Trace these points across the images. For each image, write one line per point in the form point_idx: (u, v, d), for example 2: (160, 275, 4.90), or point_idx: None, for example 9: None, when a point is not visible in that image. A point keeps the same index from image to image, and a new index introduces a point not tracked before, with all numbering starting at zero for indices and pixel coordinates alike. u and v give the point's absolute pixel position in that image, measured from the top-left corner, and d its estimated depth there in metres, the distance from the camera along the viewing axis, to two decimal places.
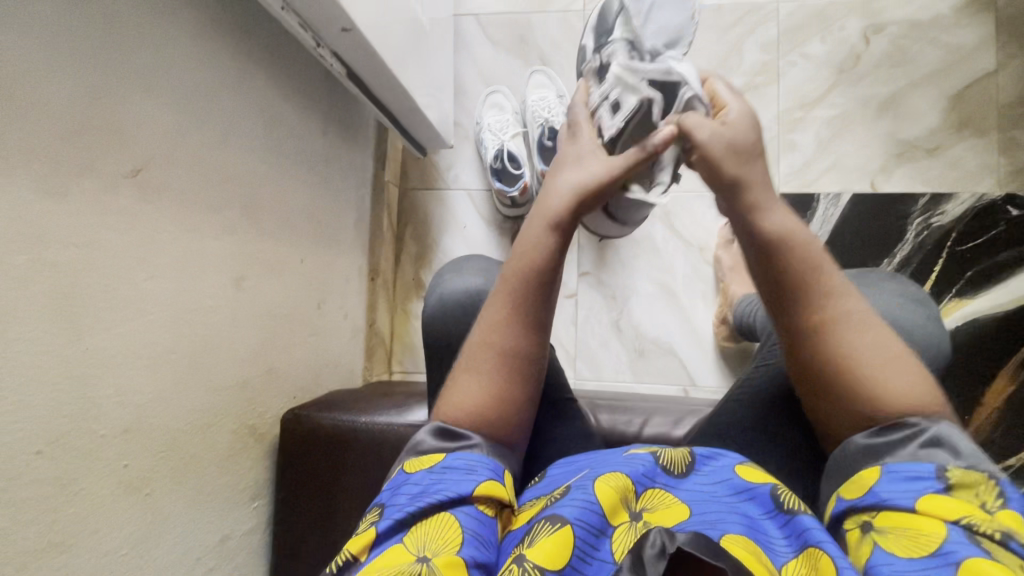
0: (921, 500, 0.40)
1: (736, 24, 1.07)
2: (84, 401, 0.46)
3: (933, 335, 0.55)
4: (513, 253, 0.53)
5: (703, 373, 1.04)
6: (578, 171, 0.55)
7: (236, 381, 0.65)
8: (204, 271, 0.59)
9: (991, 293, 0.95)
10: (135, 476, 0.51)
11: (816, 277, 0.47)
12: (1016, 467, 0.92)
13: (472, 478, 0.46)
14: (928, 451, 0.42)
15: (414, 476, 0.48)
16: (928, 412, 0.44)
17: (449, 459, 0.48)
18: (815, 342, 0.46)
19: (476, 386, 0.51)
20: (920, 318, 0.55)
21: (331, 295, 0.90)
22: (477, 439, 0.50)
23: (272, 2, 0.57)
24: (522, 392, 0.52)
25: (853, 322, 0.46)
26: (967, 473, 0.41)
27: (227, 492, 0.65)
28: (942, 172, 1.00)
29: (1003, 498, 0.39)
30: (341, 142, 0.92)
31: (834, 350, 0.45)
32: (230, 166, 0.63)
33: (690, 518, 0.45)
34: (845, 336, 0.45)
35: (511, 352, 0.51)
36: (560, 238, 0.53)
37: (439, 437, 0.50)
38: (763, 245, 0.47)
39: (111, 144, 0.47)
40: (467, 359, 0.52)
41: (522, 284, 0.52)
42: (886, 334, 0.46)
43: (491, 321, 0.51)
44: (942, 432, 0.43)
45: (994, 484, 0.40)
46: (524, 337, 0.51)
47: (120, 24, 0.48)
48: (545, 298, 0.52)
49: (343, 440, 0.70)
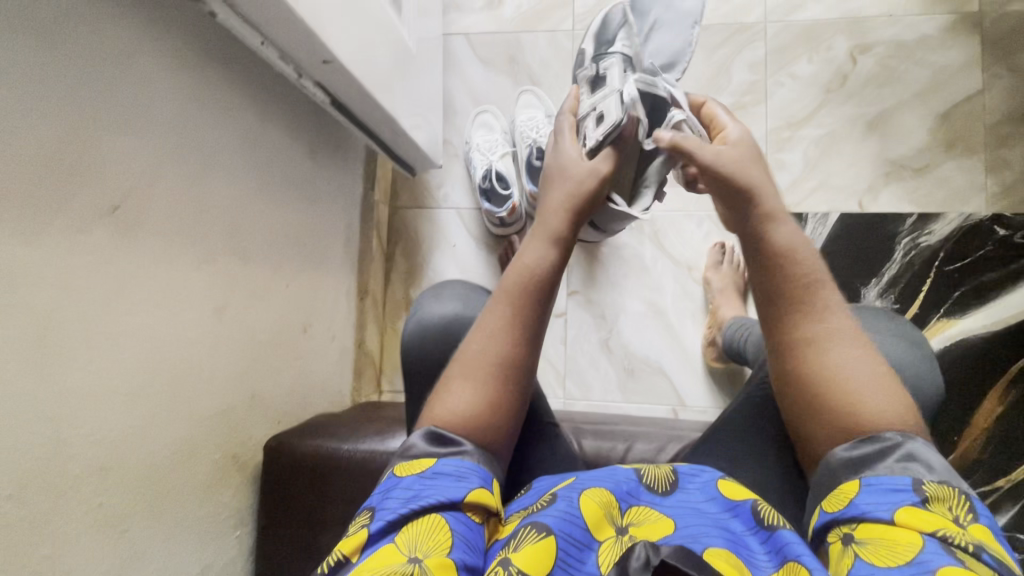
0: (898, 513, 0.39)
1: (723, 44, 1.08)
2: (58, 442, 0.46)
3: (924, 374, 0.54)
4: (512, 269, 0.55)
5: (692, 395, 1.04)
6: (564, 184, 0.60)
7: (218, 410, 0.65)
8: (183, 303, 0.59)
9: (980, 314, 0.95)
10: (112, 513, 0.51)
11: (813, 291, 0.49)
12: (1005, 488, 0.91)
13: (462, 485, 0.45)
14: (904, 465, 0.42)
15: (404, 480, 0.46)
16: (904, 428, 0.44)
17: (440, 464, 0.46)
18: (803, 349, 0.48)
19: (466, 392, 0.50)
20: (904, 356, 0.55)
21: (318, 317, 0.90)
22: (468, 446, 0.48)
23: (249, 37, 0.60)
24: (513, 406, 0.51)
25: (845, 336, 0.47)
26: (941, 488, 0.41)
27: (208, 522, 0.64)
28: (929, 191, 1.00)
29: (974, 513, 0.39)
30: (328, 164, 0.92)
31: (822, 360, 0.47)
32: (212, 196, 0.63)
33: (676, 531, 0.45)
34: (833, 345, 0.47)
35: (508, 361, 0.51)
36: (558, 253, 0.56)
37: (429, 442, 0.49)
38: (770, 254, 0.51)
39: (87, 182, 0.47)
40: (460, 364, 0.52)
41: (522, 293, 0.54)
42: (872, 354, 0.47)
43: (490, 328, 0.52)
44: (917, 449, 0.42)
45: (965, 500, 0.40)
46: (519, 349, 0.52)
47: (97, 63, 0.48)
48: (540, 312, 0.54)
49: (326, 469, 0.70)
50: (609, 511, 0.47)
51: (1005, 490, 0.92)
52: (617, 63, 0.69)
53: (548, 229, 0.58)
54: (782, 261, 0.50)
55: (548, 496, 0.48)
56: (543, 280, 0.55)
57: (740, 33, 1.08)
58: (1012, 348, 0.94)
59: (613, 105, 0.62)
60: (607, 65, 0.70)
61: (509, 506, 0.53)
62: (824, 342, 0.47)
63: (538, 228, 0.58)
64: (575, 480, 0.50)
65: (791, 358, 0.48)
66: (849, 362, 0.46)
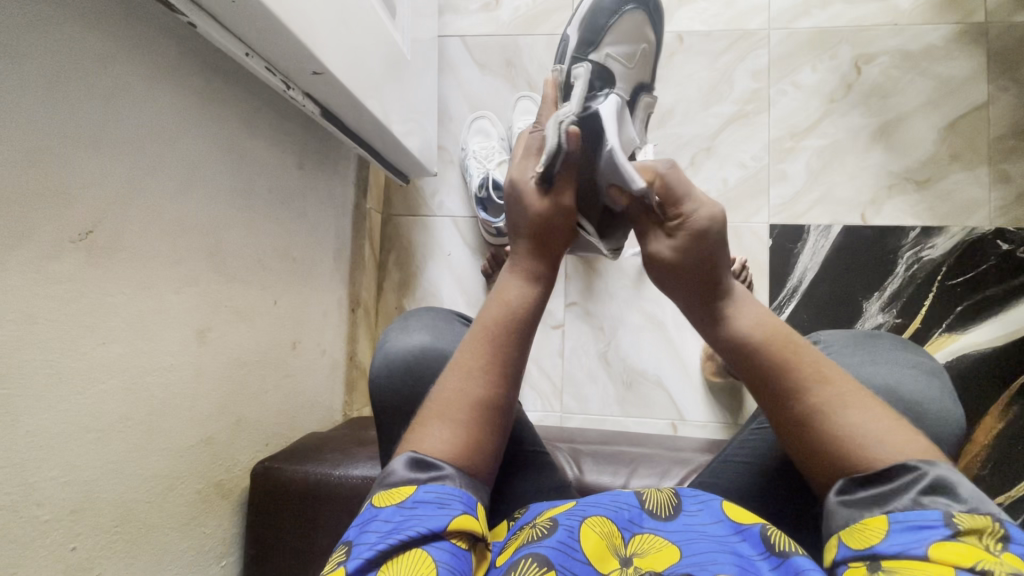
0: (932, 548, 0.35)
1: (727, 50, 1.05)
2: (23, 488, 0.43)
3: (953, 413, 0.51)
4: (490, 304, 0.53)
5: (692, 409, 1.02)
6: (522, 210, 0.55)
7: (201, 438, 0.62)
8: (162, 329, 0.56)
9: (980, 330, 0.94)
10: (85, 556, 0.48)
11: (795, 368, 0.46)
12: (1005, 505, 0.90)
13: (444, 513, 0.41)
14: (930, 498, 0.38)
15: (383, 511, 0.42)
16: (920, 456, 0.40)
17: (421, 492, 0.42)
18: (812, 425, 0.44)
19: (446, 429, 0.46)
20: (939, 393, 0.52)
21: (307, 332, 0.86)
22: (448, 469, 0.44)
23: (233, 49, 0.57)
24: (497, 438, 0.48)
25: (852, 399, 0.44)
26: (973, 518, 0.37)
27: (192, 555, 0.62)
28: (933, 205, 0.99)
29: (1008, 542, 0.35)
30: (317, 174, 0.88)
31: (835, 437, 0.43)
32: (192, 216, 0.60)
33: (681, 561, 0.43)
34: (839, 414, 0.43)
35: (486, 403, 0.47)
36: (542, 290, 0.54)
37: (410, 467, 0.44)
38: (750, 350, 0.48)
39: (54, 211, 0.45)
40: (436, 404, 0.48)
41: (501, 332, 0.50)
42: (876, 408, 0.44)
43: (466, 367, 0.49)
44: (944, 473, 0.39)
45: (999, 527, 0.36)
46: (495, 388, 0.48)
47: (63, 79, 0.45)
48: (521, 350, 0.51)
49: (312, 497, 0.66)
50: (611, 541, 0.45)
51: (1006, 506, 0.90)
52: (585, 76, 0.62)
53: (524, 267, 0.55)
54: (753, 343, 0.48)
55: (548, 522, 0.46)
56: (528, 317, 0.52)
57: (743, 40, 1.05)
58: (1013, 363, 0.92)
59: (551, 125, 0.53)
60: (575, 68, 0.63)
61: (509, 528, 0.51)
62: (829, 412, 0.44)
63: (515, 264, 0.55)
64: (574, 505, 0.48)
65: (810, 438, 0.44)
66: (856, 423, 0.43)
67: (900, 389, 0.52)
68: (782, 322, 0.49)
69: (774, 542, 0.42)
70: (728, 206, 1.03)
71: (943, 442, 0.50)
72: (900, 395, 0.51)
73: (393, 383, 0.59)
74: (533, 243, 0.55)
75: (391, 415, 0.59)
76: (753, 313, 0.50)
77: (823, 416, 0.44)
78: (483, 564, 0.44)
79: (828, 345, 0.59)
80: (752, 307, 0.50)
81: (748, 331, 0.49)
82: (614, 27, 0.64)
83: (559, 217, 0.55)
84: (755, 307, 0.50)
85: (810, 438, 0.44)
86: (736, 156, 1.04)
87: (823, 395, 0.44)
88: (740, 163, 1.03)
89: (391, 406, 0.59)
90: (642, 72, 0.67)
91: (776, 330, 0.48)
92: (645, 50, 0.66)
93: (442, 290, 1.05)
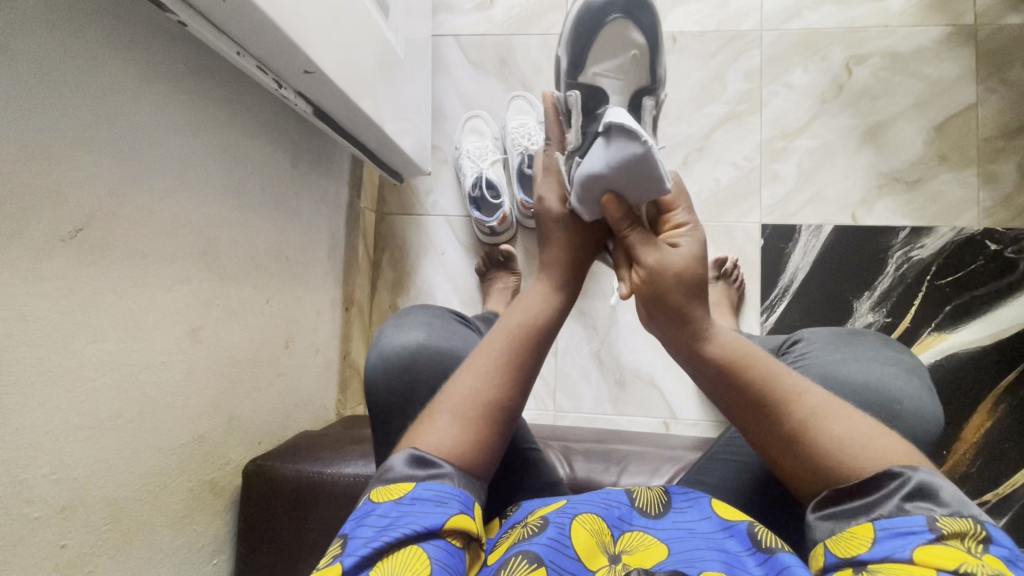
0: (917, 551, 0.36)
1: (720, 50, 1.06)
2: (14, 485, 0.43)
3: (932, 410, 0.52)
4: (512, 309, 0.54)
5: (684, 408, 1.03)
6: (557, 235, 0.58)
7: (193, 436, 0.63)
8: (154, 327, 0.56)
9: (968, 329, 0.95)
10: (76, 554, 0.49)
11: (772, 388, 0.46)
12: (992, 502, 0.91)
13: (442, 510, 0.42)
14: (913, 504, 0.38)
15: (380, 506, 0.43)
16: (908, 462, 0.41)
17: (419, 488, 0.43)
18: (801, 441, 0.44)
19: (456, 425, 0.47)
20: (920, 391, 0.53)
21: (300, 330, 0.86)
22: (448, 467, 0.45)
23: (224, 48, 0.57)
24: (500, 441, 0.48)
25: (830, 411, 0.44)
26: (956, 521, 0.37)
27: (184, 552, 0.62)
28: (922, 205, 0.99)
29: (987, 544, 0.36)
30: (310, 173, 0.88)
31: (819, 450, 0.43)
32: (184, 214, 0.60)
33: (669, 557, 0.44)
34: (820, 428, 0.43)
35: (498, 406, 0.48)
36: (563, 298, 0.55)
37: (410, 464, 0.45)
38: (725, 372, 0.48)
39: (45, 209, 0.45)
40: (447, 400, 0.48)
41: (522, 337, 0.51)
42: (853, 418, 0.44)
43: (483, 367, 0.49)
44: (926, 478, 0.40)
45: (981, 530, 0.37)
46: (509, 394, 0.48)
47: (54, 78, 0.45)
48: (538, 359, 0.51)
49: (304, 495, 0.67)
50: (602, 538, 0.45)
51: (993, 503, 0.91)
52: (576, 103, 0.58)
53: (548, 279, 0.56)
54: (733, 365, 0.47)
55: (540, 520, 0.46)
56: (548, 323, 0.53)
57: (735, 41, 1.06)
58: (1001, 361, 0.93)
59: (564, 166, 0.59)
60: (569, 96, 0.59)
61: (501, 526, 0.52)
62: (811, 429, 0.43)
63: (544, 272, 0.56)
64: (566, 502, 0.49)
65: (795, 454, 0.44)
66: (845, 434, 0.43)
67: (879, 386, 0.52)
68: (752, 341, 0.50)
69: (760, 539, 0.43)
70: (721, 205, 1.04)
71: (925, 439, 0.50)
72: (880, 392, 0.52)
73: (385, 381, 0.59)
74: (564, 256, 0.57)
75: (384, 412, 0.59)
76: (723, 330, 0.50)
77: (810, 433, 0.43)
78: (476, 564, 0.45)
79: (812, 343, 0.60)
80: (722, 326, 0.51)
81: (721, 352, 0.48)
82: (598, 42, 0.58)
83: (582, 237, 0.58)
84: (724, 326, 0.51)
85: (802, 454, 0.43)
86: (729, 156, 1.04)
87: (808, 408, 0.44)
88: (733, 163, 1.04)
89: (383, 403, 0.59)
90: (640, 78, 0.59)
91: (748, 352, 0.48)
92: (637, 56, 0.58)
93: (436, 289, 1.06)
